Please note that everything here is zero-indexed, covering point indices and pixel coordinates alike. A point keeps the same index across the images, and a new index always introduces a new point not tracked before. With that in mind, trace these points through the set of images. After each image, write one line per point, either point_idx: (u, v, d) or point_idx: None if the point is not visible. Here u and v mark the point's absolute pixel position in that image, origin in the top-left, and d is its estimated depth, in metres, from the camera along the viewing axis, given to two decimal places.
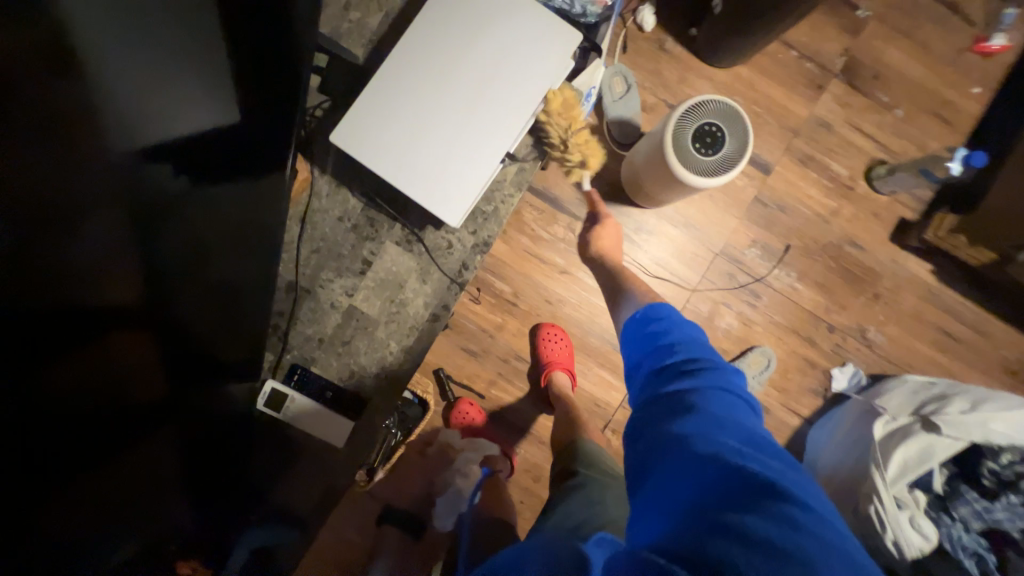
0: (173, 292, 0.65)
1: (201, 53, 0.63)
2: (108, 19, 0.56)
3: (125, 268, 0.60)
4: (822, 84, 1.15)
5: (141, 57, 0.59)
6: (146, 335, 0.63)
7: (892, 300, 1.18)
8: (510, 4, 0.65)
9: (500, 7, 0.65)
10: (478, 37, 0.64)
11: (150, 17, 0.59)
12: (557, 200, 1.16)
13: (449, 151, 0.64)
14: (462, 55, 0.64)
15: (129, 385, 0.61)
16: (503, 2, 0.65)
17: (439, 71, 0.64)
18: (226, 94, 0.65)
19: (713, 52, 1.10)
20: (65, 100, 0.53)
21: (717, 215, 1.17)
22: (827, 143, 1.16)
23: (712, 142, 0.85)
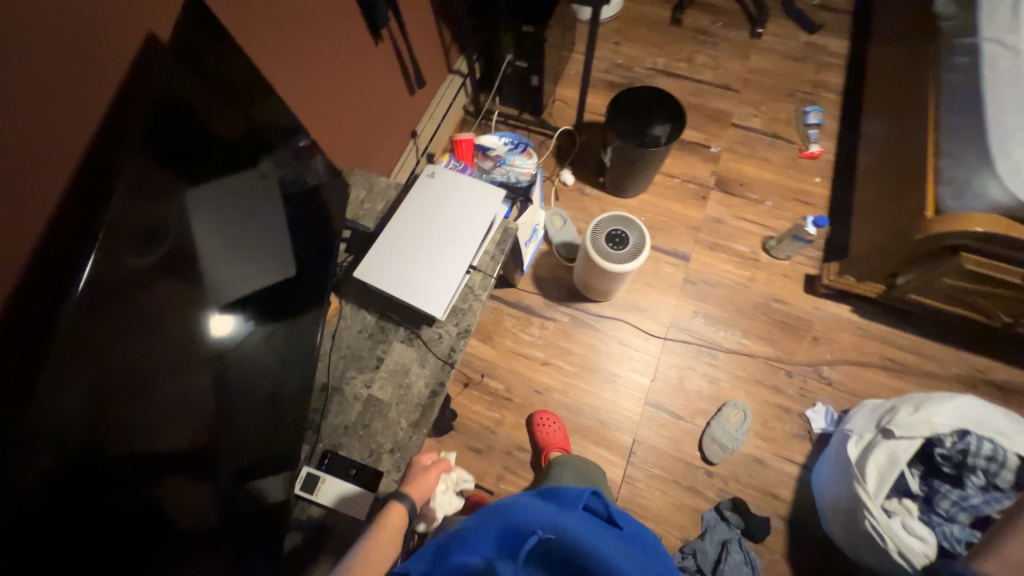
0: (225, 418, 0.75)
1: (270, 221, 0.89)
2: (216, 209, 0.77)
3: (186, 404, 0.70)
4: (704, 195, 1.57)
5: (231, 232, 0.79)
6: (197, 458, 0.71)
7: (831, 340, 1.37)
8: (460, 184, 1.06)
9: (454, 186, 1.06)
10: (444, 201, 1.04)
11: (242, 205, 0.82)
12: (529, 307, 1.46)
13: (431, 270, 0.96)
14: (435, 213, 1.02)
15: (175, 508, 0.68)
16: (456, 183, 1.06)
17: (421, 226, 1.01)
18: (284, 251, 0.91)
19: (619, 188, 1.54)
20: (163, 282, 0.67)
21: (659, 297, 1.45)
22: (725, 232, 1.52)
23: (621, 241, 1.18)
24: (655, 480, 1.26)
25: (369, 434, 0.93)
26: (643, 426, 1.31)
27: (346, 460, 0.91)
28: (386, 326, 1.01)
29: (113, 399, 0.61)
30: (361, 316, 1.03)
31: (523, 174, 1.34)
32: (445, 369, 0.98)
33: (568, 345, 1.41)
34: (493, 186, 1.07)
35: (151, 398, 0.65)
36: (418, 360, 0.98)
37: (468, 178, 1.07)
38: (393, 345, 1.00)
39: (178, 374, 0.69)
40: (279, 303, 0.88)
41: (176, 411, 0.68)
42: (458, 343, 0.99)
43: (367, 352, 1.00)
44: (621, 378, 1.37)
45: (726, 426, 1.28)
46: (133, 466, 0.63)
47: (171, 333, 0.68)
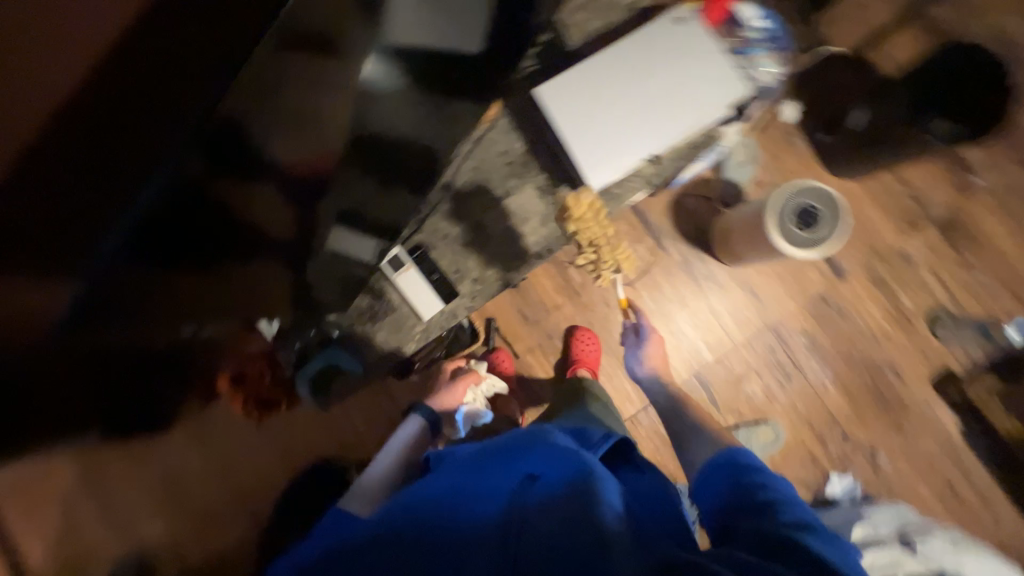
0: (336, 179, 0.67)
1: None
2: None
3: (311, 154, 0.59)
4: (916, 224, 1.26)
5: None
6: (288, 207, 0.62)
7: (911, 437, 1.24)
8: (703, 49, 0.83)
9: (696, 49, 0.82)
10: (673, 62, 0.82)
11: None
12: (650, 224, 1.32)
13: (612, 132, 0.82)
14: (656, 70, 0.82)
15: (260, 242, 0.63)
16: (700, 47, 0.83)
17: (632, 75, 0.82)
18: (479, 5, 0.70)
19: (838, 160, 1.27)
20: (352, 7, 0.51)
21: (781, 294, 1.29)
22: (904, 275, 1.26)
23: (812, 222, 0.98)
24: (654, 434, 1.30)
25: (462, 254, 0.93)
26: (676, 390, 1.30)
27: (431, 267, 0.92)
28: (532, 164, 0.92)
29: (243, 121, 0.46)
30: (513, 138, 0.92)
31: (772, 69, 1.09)
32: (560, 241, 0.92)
33: (662, 281, 1.32)
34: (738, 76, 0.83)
35: (281, 125, 0.51)
36: (542, 216, 0.92)
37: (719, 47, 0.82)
38: (528, 187, 0.92)
39: (310, 103, 0.53)
40: (436, 83, 0.72)
41: (294, 153, 0.56)
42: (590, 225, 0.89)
43: (499, 177, 0.92)
44: (688, 341, 1.30)
45: (752, 438, 1.25)
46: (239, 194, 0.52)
47: (317, 65, 0.51)
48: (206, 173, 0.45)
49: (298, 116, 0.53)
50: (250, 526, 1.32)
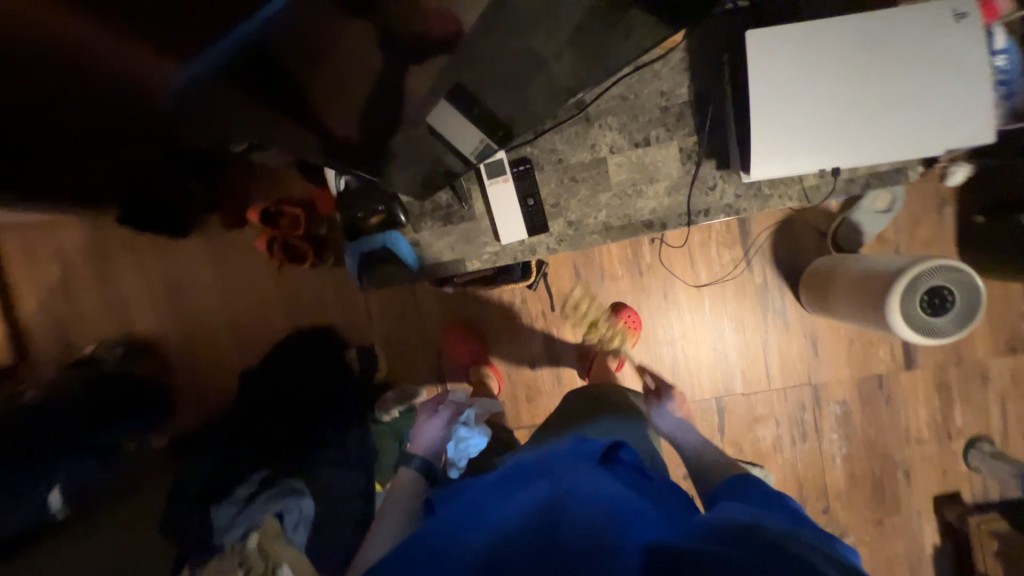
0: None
1: None
2: None
3: None
4: (1015, 348, 1.15)
5: None
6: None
7: (886, 537, 1.23)
8: (949, 68, 0.69)
9: (940, 65, 0.69)
10: (896, 74, 0.70)
11: None
12: (748, 233, 1.19)
13: (806, 126, 0.70)
14: (872, 76, 0.70)
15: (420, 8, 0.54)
16: (946, 63, 0.69)
17: (855, 68, 0.69)
18: None
19: (976, 250, 1.11)
20: None
21: (839, 358, 1.21)
22: (970, 391, 1.18)
23: (938, 306, 0.87)
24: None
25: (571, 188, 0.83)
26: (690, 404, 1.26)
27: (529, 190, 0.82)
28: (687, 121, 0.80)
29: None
30: (681, 84, 0.80)
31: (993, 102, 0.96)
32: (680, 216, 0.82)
33: (731, 296, 1.22)
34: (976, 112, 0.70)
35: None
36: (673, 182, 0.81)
37: (947, 80, 0.70)
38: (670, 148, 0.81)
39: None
40: None
41: None
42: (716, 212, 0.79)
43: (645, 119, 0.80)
44: (727, 364, 1.24)
45: None
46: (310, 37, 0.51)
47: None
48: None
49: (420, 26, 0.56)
50: (241, 359, 1.33)
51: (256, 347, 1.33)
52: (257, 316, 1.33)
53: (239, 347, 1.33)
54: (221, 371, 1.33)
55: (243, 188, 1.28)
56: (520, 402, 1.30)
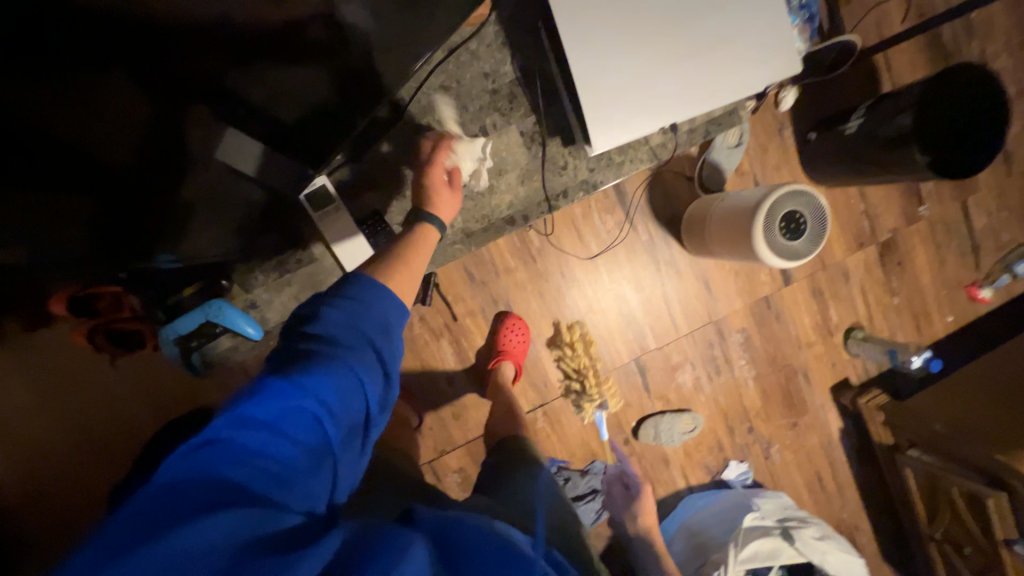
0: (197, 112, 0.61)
1: None
2: None
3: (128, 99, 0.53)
4: (863, 243, 1.29)
5: None
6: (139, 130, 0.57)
7: (802, 435, 1.36)
8: (741, 10, 0.72)
9: (733, 9, 0.72)
10: (693, 16, 0.71)
11: None
12: (623, 194, 1.19)
13: (630, 87, 0.71)
14: (670, 22, 0.70)
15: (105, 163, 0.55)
16: (737, 7, 0.72)
17: (662, 21, 0.70)
18: None
19: (812, 164, 1.20)
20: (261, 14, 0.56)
21: (731, 291, 1.28)
22: (838, 290, 1.31)
23: (794, 230, 0.92)
24: (552, 426, 1.25)
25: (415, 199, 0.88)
26: (613, 372, 1.26)
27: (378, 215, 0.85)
28: (522, 102, 0.83)
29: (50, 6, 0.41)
30: (507, 69, 0.83)
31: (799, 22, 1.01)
32: (540, 203, 0.87)
33: (624, 258, 1.22)
34: (774, 51, 0.74)
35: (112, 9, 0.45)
36: (529, 168, 0.86)
37: (755, 17, 0.72)
38: (511, 134, 0.84)
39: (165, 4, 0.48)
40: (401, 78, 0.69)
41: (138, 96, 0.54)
42: (564, 195, 0.87)
43: (474, 108, 0.84)
44: (635, 325, 1.25)
45: (674, 425, 1.28)
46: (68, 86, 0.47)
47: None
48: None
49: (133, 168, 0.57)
50: (105, 479, 1.10)
51: (119, 460, 1.10)
52: (108, 425, 1.09)
53: (97, 466, 1.10)
54: (82, 500, 1.09)
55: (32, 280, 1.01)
56: (447, 423, 1.22)
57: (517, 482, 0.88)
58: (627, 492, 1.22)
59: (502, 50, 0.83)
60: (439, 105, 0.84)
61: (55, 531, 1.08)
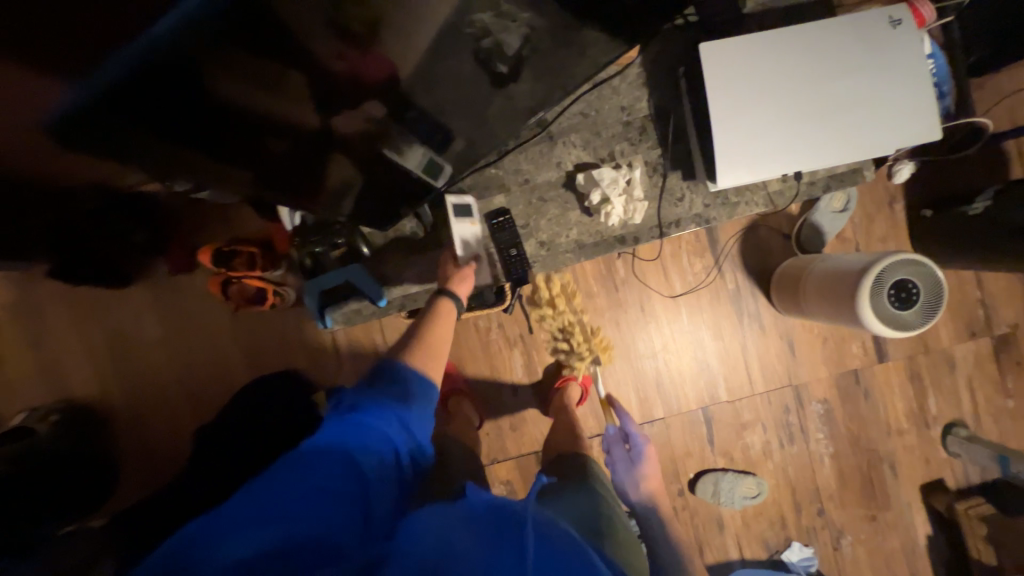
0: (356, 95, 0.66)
1: None
2: None
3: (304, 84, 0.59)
4: (974, 333, 1.20)
5: None
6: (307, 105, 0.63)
7: (881, 533, 1.22)
8: (881, 78, 0.75)
9: (873, 77, 0.75)
10: (833, 78, 0.75)
11: None
12: (715, 241, 1.20)
13: (762, 132, 0.75)
14: (808, 82, 0.75)
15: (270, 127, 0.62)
16: (877, 74, 0.75)
17: (801, 79, 0.75)
18: None
19: (924, 240, 1.16)
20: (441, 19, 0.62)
21: (816, 357, 1.22)
22: (940, 378, 1.21)
23: (904, 300, 0.89)
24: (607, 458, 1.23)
25: (537, 208, 0.94)
26: (678, 417, 1.23)
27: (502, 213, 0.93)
28: (651, 136, 0.91)
29: (274, 19, 0.48)
30: (641, 105, 0.91)
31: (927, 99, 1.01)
32: (650, 229, 0.92)
33: (706, 303, 1.22)
34: (910, 119, 0.76)
35: (320, 22, 0.52)
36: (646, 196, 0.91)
37: (896, 86, 0.75)
38: (636, 162, 0.91)
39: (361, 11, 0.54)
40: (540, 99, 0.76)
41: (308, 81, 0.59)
42: (677, 225, 0.91)
43: (606, 135, 0.92)
44: (709, 373, 1.23)
45: (735, 486, 1.21)
46: (270, 77, 0.55)
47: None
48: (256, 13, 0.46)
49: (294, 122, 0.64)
50: (198, 416, 1.22)
51: (213, 402, 1.23)
52: (213, 368, 1.23)
53: (195, 403, 1.23)
54: (176, 430, 1.22)
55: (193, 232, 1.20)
56: (503, 432, 1.24)
57: (570, 491, 0.88)
58: (630, 456, 1.15)
59: (639, 89, 0.91)
60: (575, 128, 0.93)
61: (149, 452, 1.22)
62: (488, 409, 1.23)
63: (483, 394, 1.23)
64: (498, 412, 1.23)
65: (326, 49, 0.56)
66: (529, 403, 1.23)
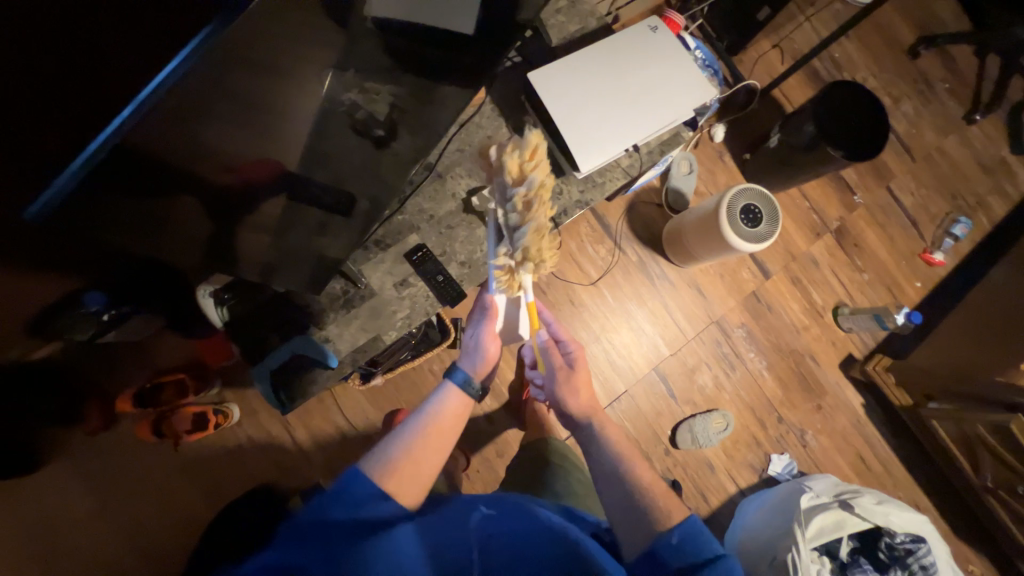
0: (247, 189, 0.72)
1: None
2: None
3: (198, 196, 0.66)
4: (819, 233, 1.50)
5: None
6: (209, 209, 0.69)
7: (830, 416, 1.41)
8: (662, 65, 1.00)
9: (656, 64, 1.00)
10: (630, 73, 0.98)
11: None
12: (608, 227, 1.40)
13: (597, 124, 0.95)
14: (615, 80, 0.97)
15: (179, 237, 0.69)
16: (659, 63, 1.00)
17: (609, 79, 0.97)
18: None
19: (754, 176, 1.46)
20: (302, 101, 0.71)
21: (721, 292, 1.43)
22: (813, 275, 1.48)
23: (753, 219, 1.12)
24: None
25: (450, 236, 1.06)
26: (638, 384, 1.35)
27: (420, 245, 1.04)
28: None
29: (150, 164, 0.54)
30: (505, 130, 1.09)
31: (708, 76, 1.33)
32: (547, 223, 1.07)
33: (621, 279, 1.39)
34: (694, 88, 1.01)
35: (195, 151, 0.59)
36: None
37: (674, 67, 1.00)
38: None
39: (232, 129, 0.62)
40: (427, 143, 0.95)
41: (200, 192, 0.65)
42: (566, 213, 1.07)
43: (486, 161, 1.08)
44: (647, 336, 1.38)
45: (707, 426, 1.34)
46: (160, 205, 0.61)
47: (277, 85, 0.64)
48: (128, 162, 0.51)
49: (196, 228, 0.70)
50: None
51: (175, 560, 1.09)
52: (165, 521, 1.10)
53: (151, 572, 1.08)
54: None
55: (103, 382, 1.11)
56: (492, 462, 1.25)
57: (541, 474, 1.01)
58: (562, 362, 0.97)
59: (498, 118, 1.09)
60: (458, 162, 1.07)
61: None
62: (471, 446, 1.24)
63: (461, 433, 1.25)
64: (482, 444, 1.25)
65: (212, 158, 0.63)
66: (507, 424, 1.27)
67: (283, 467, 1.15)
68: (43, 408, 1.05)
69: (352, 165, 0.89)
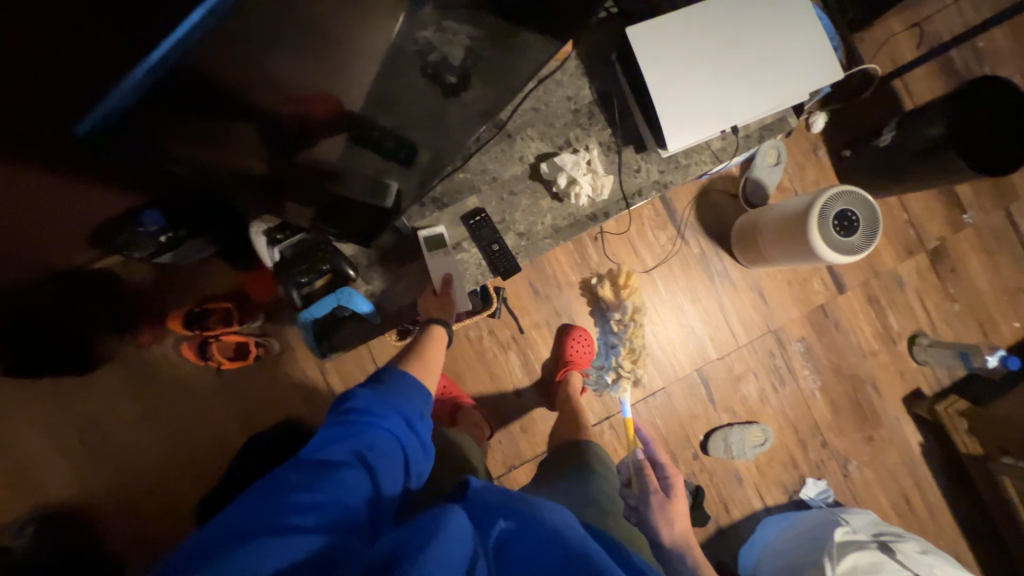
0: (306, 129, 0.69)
1: None
2: None
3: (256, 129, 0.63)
4: (912, 251, 1.33)
5: None
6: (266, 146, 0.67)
7: (881, 450, 1.30)
8: (783, 34, 0.86)
9: (775, 33, 0.86)
10: (743, 40, 0.85)
11: None
12: (674, 213, 1.29)
13: (695, 97, 0.84)
14: (724, 47, 0.85)
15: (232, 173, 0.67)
16: (779, 31, 0.86)
17: (717, 45, 0.85)
18: None
19: (850, 177, 1.29)
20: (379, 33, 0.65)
21: (786, 300, 1.31)
22: (895, 297, 1.33)
23: (847, 227, 0.99)
24: (619, 439, 1.25)
25: (510, 202, 0.99)
26: (677, 383, 1.28)
27: (478, 210, 0.98)
28: (600, 118, 0.98)
29: (211, 84, 0.51)
30: (585, 92, 0.99)
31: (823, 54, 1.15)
32: (617, 201, 0.99)
33: (678, 271, 1.29)
34: (815, 66, 0.86)
35: (259, 76, 0.55)
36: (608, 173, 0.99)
37: (796, 38, 0.86)
38: (592, 143, 0.98)
39: (298, 57, 0.58)
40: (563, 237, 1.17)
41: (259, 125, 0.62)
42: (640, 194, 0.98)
43: (559, 125, 0.99)
44: (695, 336, 1.29)
45: (744, 437, 1.26)
46: (217, 133, 0.58)
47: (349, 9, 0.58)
48: (189, 77, 0.48)
49: (252, 165, 0.68)
50: (192, 494, 1.15)
51: (208, 474, 1.15)
52: (202, 436, 1.16)
53: (186, 481, 1.15)
54: (172, 512, 1.14)
55: (155, 298, 1.15)
56: (515, 436, 1.24)
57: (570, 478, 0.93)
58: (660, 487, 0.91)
59: (579, 78, 0.99)
60: (529, 122, 0.99)
61: (145, 543, 1.13)
62: (496, 417, 1.23)
63: (488, 403, 1.23)
64: (507, 418, 1.24)
65: (276, 86, 0.59)
66: (535, 402, 1.25)
67: (314, 407, 1.18)
68: (102, 314, 1.11)
69: (418, 111, 0.83)
